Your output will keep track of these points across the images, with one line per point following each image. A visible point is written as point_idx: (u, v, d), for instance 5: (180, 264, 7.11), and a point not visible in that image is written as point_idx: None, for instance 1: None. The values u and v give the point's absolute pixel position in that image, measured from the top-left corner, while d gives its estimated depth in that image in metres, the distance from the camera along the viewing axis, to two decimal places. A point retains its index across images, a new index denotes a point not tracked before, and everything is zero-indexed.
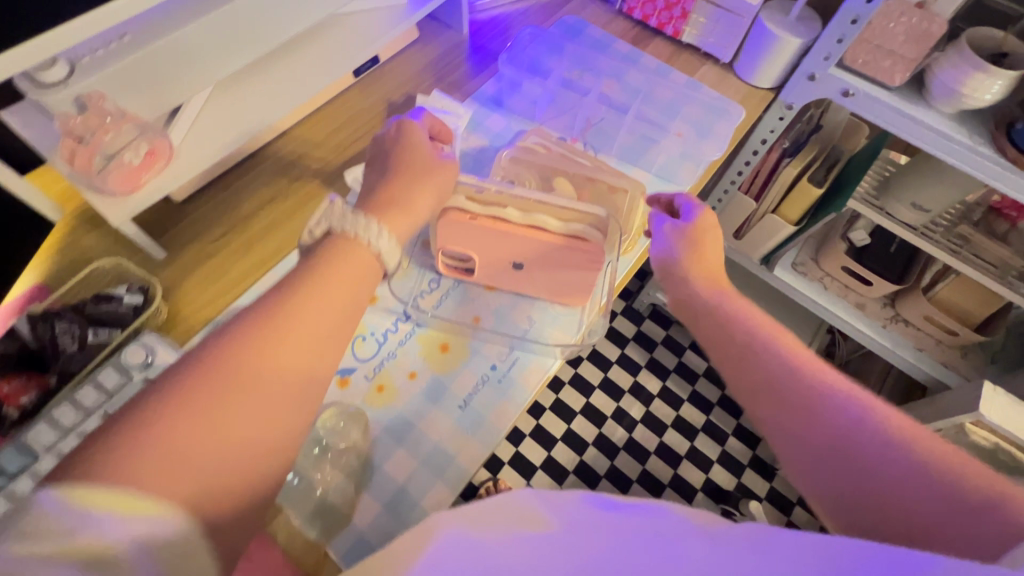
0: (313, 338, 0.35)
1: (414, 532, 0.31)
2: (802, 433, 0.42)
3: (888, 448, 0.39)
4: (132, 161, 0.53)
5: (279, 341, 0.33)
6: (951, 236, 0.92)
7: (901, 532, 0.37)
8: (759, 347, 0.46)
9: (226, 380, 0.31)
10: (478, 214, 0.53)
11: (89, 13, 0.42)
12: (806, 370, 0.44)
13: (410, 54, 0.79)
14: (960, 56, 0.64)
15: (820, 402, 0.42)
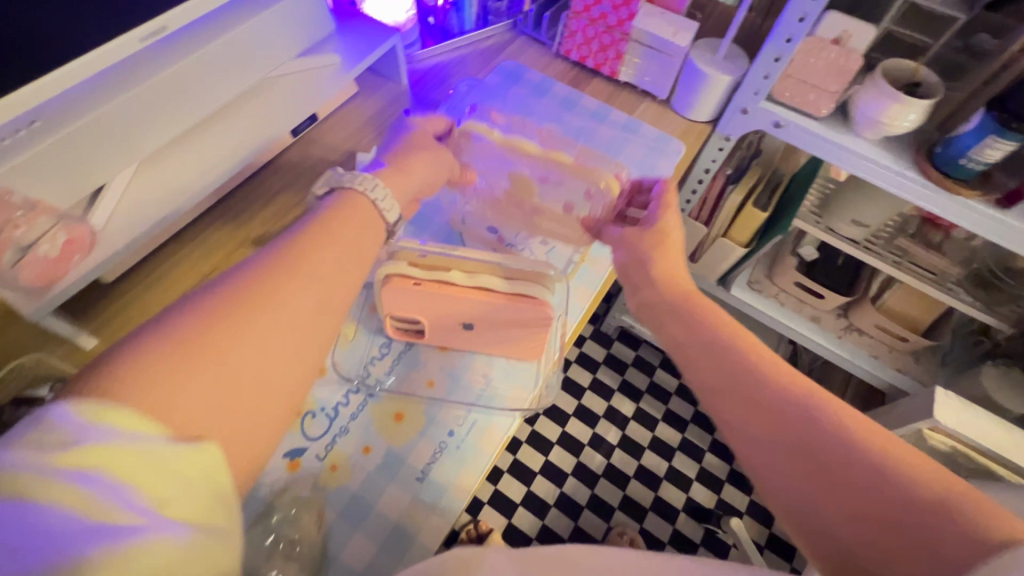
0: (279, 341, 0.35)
1: None
2: (766, 431, 0.42)
3: (850, 448, 0.39)
4: (49, 253, 0.49)
5: (242, 339, 0.34)
6: (891, 248, 0.95)
7: (869, 533, 0.36)
8: (722, 347, 0.46)
9: (200, 369, 0.31)
10: (421, 278, 0.53)
11: None
12: (775, 374, 0.43)
13: (351, 108, 0.78)
14: (877, 89, 0.68)
15: (783, 401, 0.42)
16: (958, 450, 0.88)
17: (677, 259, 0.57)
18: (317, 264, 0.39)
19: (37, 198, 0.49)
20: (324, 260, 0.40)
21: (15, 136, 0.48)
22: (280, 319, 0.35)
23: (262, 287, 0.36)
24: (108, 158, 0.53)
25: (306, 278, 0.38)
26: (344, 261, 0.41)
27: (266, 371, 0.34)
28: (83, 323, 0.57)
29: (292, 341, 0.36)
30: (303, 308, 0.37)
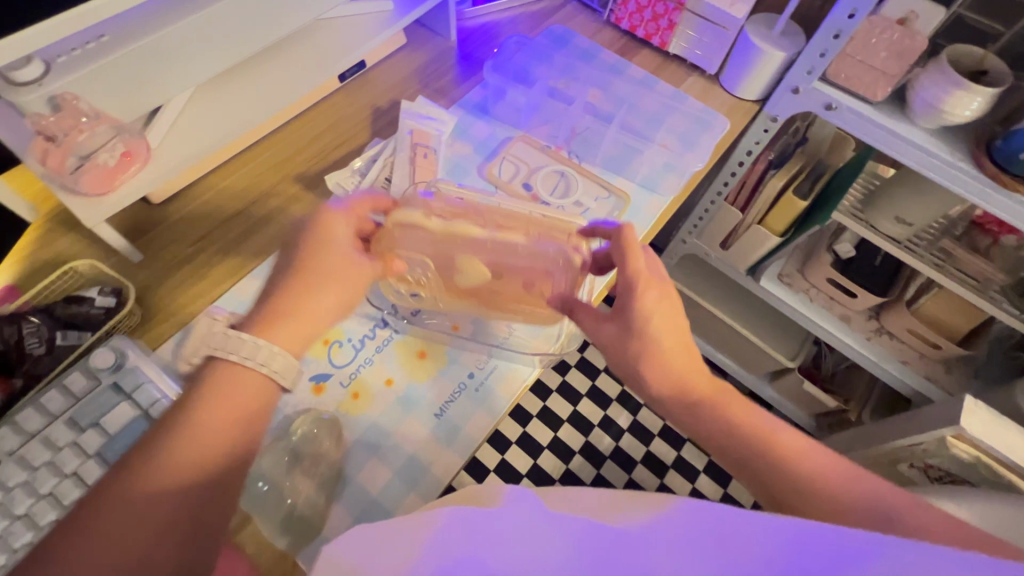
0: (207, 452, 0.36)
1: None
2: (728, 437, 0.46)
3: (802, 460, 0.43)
4: (107, 162, 0.52)
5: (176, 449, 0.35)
6: (934, 250, 0.93)
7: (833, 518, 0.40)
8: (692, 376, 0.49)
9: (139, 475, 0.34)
10: (457, 220, 0.54)
11: (66, 15, 0.41)
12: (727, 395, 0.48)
13: (397, 59, 0.79)
14: (941, 74, 0.65)
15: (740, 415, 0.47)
16: (981, 461, 0.85)
17: (679, 351, 0.49)
18: (198, 431, 0.36)
19: (102, 109, 0.51)
20: (203, 418, 0.37)
21: (86, 48, 0.51)
22: (164, 475, 0.34)
23: (190, 405, 0.37)
24: (167, 77, 0.54)
25: (187, 451, 0.35)
26: (230, 425, 0.37)
27: (135, 525, 0.33)
28: (132, 238, 0.60)
29: (176, 490, 0.34)
30: (199, 450, 0.36)
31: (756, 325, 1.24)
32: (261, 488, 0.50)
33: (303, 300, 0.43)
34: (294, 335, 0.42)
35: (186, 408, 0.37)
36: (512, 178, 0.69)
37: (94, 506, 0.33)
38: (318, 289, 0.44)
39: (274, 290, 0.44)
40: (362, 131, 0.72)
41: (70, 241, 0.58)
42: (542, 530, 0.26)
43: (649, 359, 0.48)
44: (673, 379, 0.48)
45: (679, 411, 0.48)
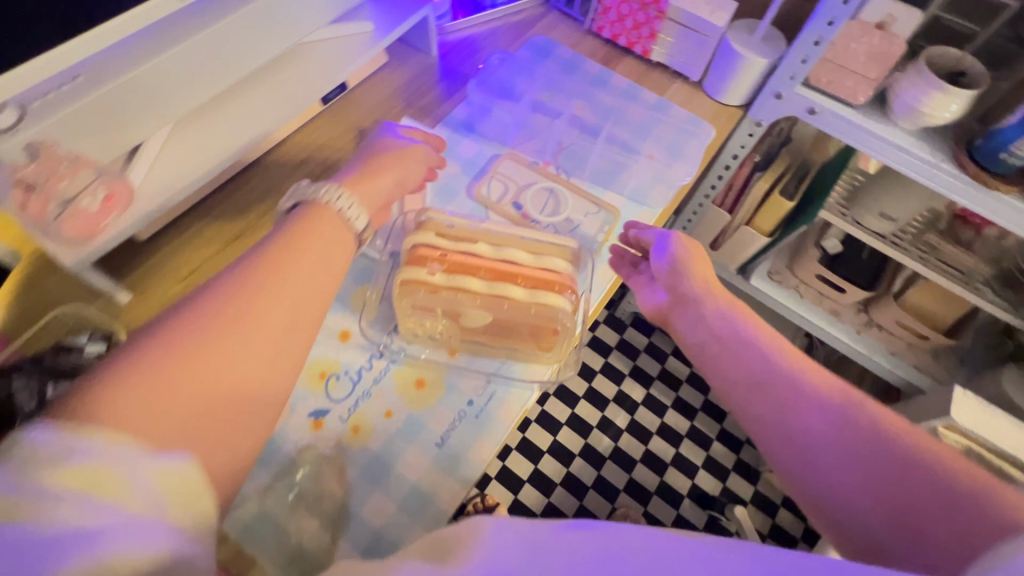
0: (284, 316, 0.35)
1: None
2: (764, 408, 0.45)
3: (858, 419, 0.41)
4: (88, 207, 0.51)
5: (270, 287, 0.35)
6: (919, 244, 0.94)
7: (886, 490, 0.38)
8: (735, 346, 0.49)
9: (209, 323, 0.32)
10: (448, 249, 0.53)
11: (28, 64, 0.40)
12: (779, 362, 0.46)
13: (380, 78, 0.78)
14: (920, 77, 0.66)
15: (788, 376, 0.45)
16: (971, 450, 0.87)
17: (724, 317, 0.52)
18: (266, 310, 0.34)
19: (80, 152, 0.50)
20: (270, 290, 0.35)
21: (61, 90, 0.50)
22: (223, 353, 0.32)
23: (249, 286, 0.35)
24: (145, 117, 0.54)
25: (248, 310, 0.34)
26: (315, 277, 0.38)
27: (221, 379, 0.31)
28: (119, 278, 0.59)
29: (261, 340, 0.34)
30: (279, 301, 0.35)
31: None
32: (266, 528, 0.50)
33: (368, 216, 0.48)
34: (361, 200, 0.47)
35: (242, 288, 0.35)
36: (502, 196, 0.69)
37: (166, 325, 0.32)
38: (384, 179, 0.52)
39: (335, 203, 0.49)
40: (348, 153, 0.71)
41: (53, 284, 0.57)
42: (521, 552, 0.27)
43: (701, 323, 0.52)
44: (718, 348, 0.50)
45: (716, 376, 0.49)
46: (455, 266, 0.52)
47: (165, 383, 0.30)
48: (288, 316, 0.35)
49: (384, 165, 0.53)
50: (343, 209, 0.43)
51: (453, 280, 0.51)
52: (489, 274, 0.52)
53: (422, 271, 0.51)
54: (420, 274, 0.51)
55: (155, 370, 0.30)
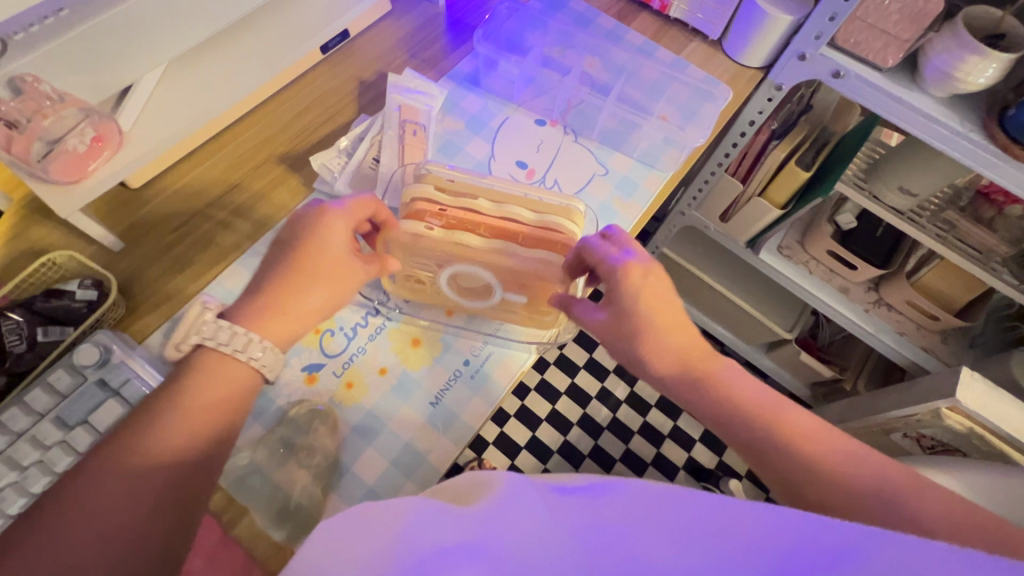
0: (219, 398, 0.37)
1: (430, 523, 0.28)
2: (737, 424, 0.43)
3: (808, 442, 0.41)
4: (77, 148, 0.50)
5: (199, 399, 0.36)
6: (937, 221, 0.91)
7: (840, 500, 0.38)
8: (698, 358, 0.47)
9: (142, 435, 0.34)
10: (447, 204, 0.51)
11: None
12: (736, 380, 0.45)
13: (383, 27, 0.75)
14: (955, 39, 0.62)
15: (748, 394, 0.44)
16: (974, 432, 0.86)
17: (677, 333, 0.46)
18: (115, 495, 0.32)
19: (68, 92, 0.47)
20: (92, 491, 0.32)
21: None
22: (94, 547, 0.31)
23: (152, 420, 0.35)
24: (136, 56, 0.50)
25: (90, 510, 0.32)
26: (289, 329, 0.41)
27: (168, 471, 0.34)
28: (111, 226, 0.57)
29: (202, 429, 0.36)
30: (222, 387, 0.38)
31: (753, 297, 1.24)
32: (257, 480, 0.50)
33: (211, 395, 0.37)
34: (280, 333, 0.41)
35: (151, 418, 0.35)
36: (507, 156, 0.68)
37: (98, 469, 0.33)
38: (306, 285, 0.42)
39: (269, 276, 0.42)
40: (348, 106, 0.69)
41: (46, 230, 0.56)
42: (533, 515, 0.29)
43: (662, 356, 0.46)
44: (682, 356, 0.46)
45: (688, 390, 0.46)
46: (454, 222, 0.50)
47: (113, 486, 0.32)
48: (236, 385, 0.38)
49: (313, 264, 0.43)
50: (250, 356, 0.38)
51: (451, 235, 0.50)
52: (489, 230, 0.51)
53: (420, 225, 0.50)
54: (417, 229, 0.49)
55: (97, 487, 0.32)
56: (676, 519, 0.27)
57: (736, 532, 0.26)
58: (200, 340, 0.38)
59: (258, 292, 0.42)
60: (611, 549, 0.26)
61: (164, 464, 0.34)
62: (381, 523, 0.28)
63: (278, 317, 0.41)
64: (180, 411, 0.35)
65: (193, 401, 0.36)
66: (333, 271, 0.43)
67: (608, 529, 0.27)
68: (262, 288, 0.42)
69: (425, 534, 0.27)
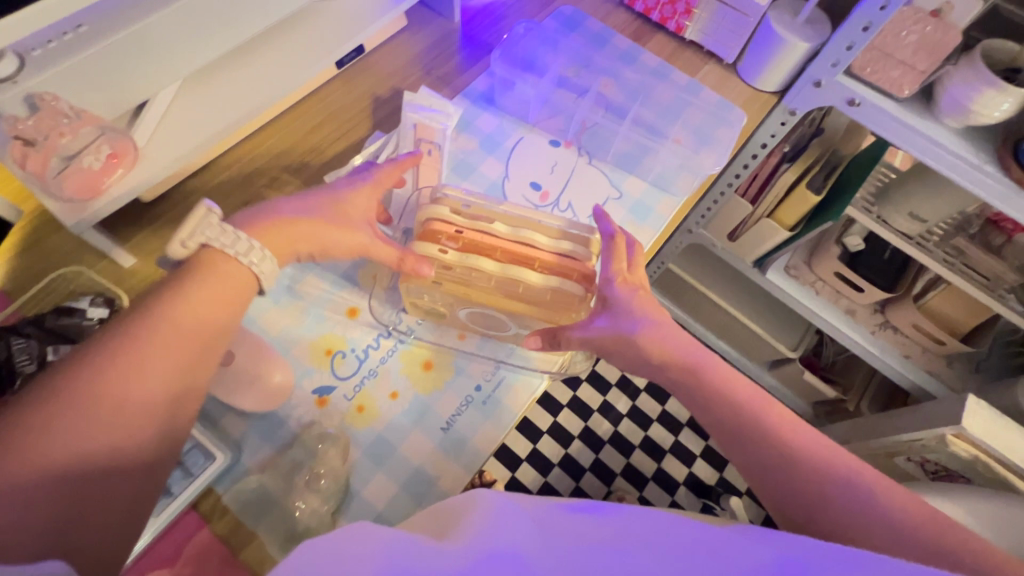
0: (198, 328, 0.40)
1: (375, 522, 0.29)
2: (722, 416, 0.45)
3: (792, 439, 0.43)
4: (92, 165, 0.49)
5: (177, 327, 0.39)
6: (946, 247, 0.91)
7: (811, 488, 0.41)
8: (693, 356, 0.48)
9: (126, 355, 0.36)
10: (463, 227, 0.50)
11: (24, 16, 0.36)
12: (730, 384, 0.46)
13: (399, 43, 0.74)
14: (972, 72, 0.62)
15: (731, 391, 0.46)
16: (978, 459, 0.85)
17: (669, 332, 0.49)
18: (132, 370, 0.36)
19: (84, 108, 0.46)
20: (114, 363, 0.36)
21: (63, 39, 0.45)
22: (111, 410, 0.35)
23: (135, 341, 0.37)
24: (154, 72, 0.49)
25: (112, 382, 0.35)
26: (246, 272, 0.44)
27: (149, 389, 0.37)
28: (123, 240, 0.57)
29: (180, 354, 0.39)
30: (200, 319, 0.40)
31: (758, 314, 1.24)
32: (264, 503, 0.49)
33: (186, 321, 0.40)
34: (274, 249, 0.46)
35: (134, 340, 0.37)
36: (521, 177, 0.67)
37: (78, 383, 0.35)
38: (307, 224, 0.47)
39: (287, 210, 0.48)
40: (363, 122, 0.69)
41: (57, 242, 0.56)
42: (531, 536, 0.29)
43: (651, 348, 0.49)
44: (662, 350, 0.48)
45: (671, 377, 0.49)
46: (469, 246, 0.50)
47: (98, 401, 0.35)
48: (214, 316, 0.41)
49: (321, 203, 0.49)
50: (250, 263, 0.43)
51: (467, 259, 0.49)
52: (504, 256, 0.50)
53: (434, 247, 0.49)
54: (430, 251, 0.49)
55: (82, 397, 0.34)
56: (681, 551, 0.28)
57: (733, 554, 0.28)
58: (204, 239, 0.43)
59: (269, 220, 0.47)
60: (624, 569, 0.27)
61: (175, 348, 0.38)
62: (372, 539, 0.28)
63: (279, 233, 0.46)
64: (189, 306, 0.40)
65: (202, 296, 0.41)
66: (335, 215, 0.49)
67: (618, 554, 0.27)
68: (277, 209, 0.48)
69: (413, 552, 0.27)
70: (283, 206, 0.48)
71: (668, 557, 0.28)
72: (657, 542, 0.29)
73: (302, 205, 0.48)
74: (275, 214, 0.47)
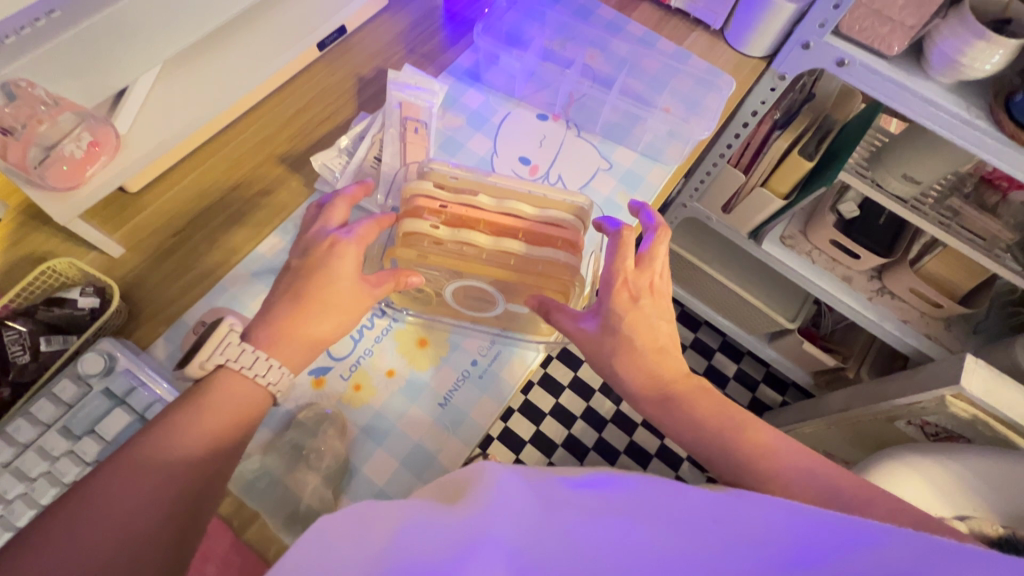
0: (222, 423, 0.40)
1: (386, 513, 0.30)
2: (698, 435, 0.47)
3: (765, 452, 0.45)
4: (74, 153, 0.49)
5: (203, 423, 0.39)
6: (941, 208, 0.90)
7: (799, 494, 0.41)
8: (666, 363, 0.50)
9: (148, 451, 0.37)
10: (446, 201, 0.50)
11: None
12: (701, 404, 0.48)
13: (380, 23, 0.73)
14: (962, 25, 0.61)
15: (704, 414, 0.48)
16: (979, 418, 0.86)
17: (645, 346, 0.49)
18: (153, 464, 0.37)
19: (62, 95, 0.46)
20: (105, 500, 0.35)
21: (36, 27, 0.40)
22: (129, 502, 0.35)
23: (155, 442, 0.38)
24: (132, 58, 0.48)
25: (104, 507, 0.35)
26: (284, 358, 0.44)
27: (167, 484, 0.37)
28: (112, 232, 0.57)
29: (201, 448, 0.39)
30: (222, 416, 0.40)
31: (754, 287, 1.23)
32: (266, 485, 0.49)
33: (207, 417, 0.40)
34: (293, 357, 0.44)
35: (155, 442, 0.38)
36: (509, 152, 0.67)
37: (100, 482, 0.36)
38: (313, 315, 0.45)
39: (276, 313, 0.45)
40: (347, 104, 0.68)
41: (46, 235, 0.55)
42: (543, 516, 0.29)
43: (613, 353, 0.49)
44: (645, 372, 0.49)
45: (646, 403, 0.50)
46: (454, 219, 0.50)
47: (118, 500, 0.35)
48: (236, 412, 0.41)
49: (327, 299, 0.45)
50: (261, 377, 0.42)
51: (456, 233, 0.48)
52: (488, 228, 0.50)
53: (425, 224, 0.48)
54: (420, 227, 0.48)
55: (103, 497, 0.35)
56: (680, 519, 0.29)
57: (738, 520, 0.28)
58: (221, 360, 0.42)
59: (268, 324, 0.45)
60: (638, 546, 0.27)
61: (171, 465, 0.37)
62: (371, 522, 0.29)
63: (293, 344, 0.44)
64: (199, 422, 0.39)
65: (217, 401, 0.41)
66: (343, 301, 0.46)
67: (629, 528, 0.28)
68: (275, 315, 0.45)
69: (419, 535, 0.27)
70: (272, 305, 0.46)
71: (667, 524, 0.28)
72: (661, 513, 0.29)
73: (297, 298, 0.45)
74: (271, 320, 0.45)
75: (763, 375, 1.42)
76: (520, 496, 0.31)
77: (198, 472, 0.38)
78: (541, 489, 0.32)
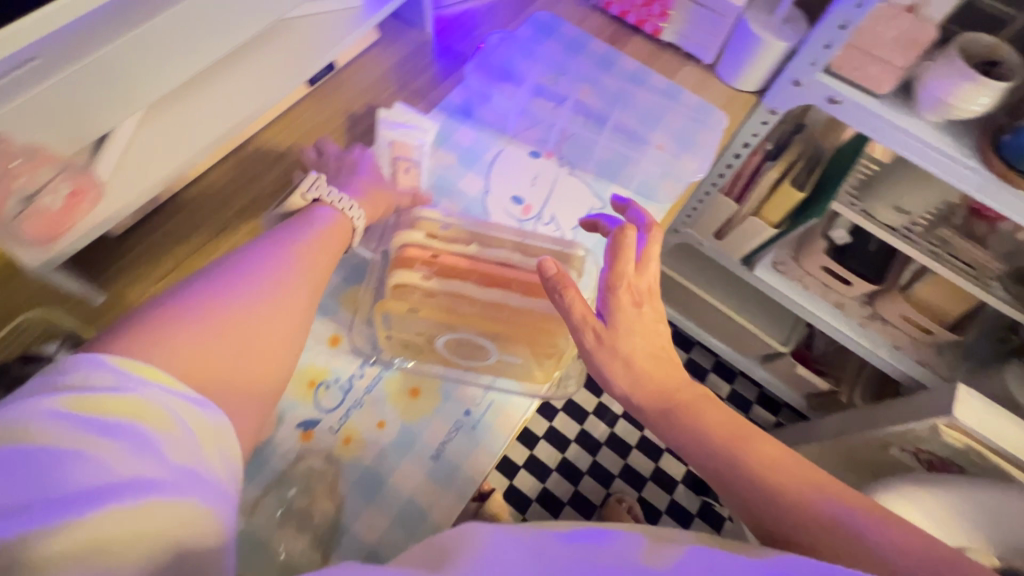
0: (297, 301, 0.44)
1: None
2: (705, 445, 0.43)
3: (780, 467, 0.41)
4: (52, 205, 0.46)
5: (283, 289, 0.43)
6: (931, 237, 0.91)
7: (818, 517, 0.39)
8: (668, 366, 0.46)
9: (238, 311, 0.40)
10: (438, 250, 0.49)
11: None
12: (708, 413, 0.44)
13: (371, 58, 0.73)
14: (949, 67, 0.62)
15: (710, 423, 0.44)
16: (971, 448, 0.85)
17: (648, 354, 0.45)
18: (245, 314, 0.40)
19: (40, 145, 0.44)
20: (190, 341, 0.36)
21: None
22: (221, 338, 0.38)
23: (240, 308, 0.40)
24: (112, 105, 0.47)
25: (196, 338, 0.37)
26: (332, 249, 0.49)
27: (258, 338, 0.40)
28: (93, 278, 0.55)
29: (285, 314, 0.42)
30: (298, 291, 0.44)
31: (747, 311, 1.24)
32: (251, 546, 0.47)
33: (287, 290, 0.44)
34: (193, 367, 0.36)
35: (238, 314, 0.40)
36: (501, 191, 0.66)
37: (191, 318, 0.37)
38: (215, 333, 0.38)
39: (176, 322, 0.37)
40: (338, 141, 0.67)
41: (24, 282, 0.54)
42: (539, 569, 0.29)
43: (616, 363, 0.45)
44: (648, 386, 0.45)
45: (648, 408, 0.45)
46: (446, 270, 0.48)
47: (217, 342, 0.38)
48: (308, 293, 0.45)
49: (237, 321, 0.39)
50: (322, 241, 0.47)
51: (449, 285, 0.48)
52: (481, 278, 0.49)
53: (412, 274, 0.48)
54: (410, 279, 0.48)
55: (204, 334, 0.37)
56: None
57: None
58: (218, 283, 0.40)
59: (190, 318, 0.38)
60: None
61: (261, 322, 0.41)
62: None
63: (194, 359, 0.36)
64: (280, 289, 0.43)
65: (292, 272, 0.45)
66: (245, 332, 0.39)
67: None
68: (174, 325, 0.37)
69: None
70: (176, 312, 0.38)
71: None
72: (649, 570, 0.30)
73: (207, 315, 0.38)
74: (173, 332, 0.36)
75: (757, 397, 1.42)
76: (515, 548, 0.30)
77: (277, 346, 0.41)
78: (533, 537, 0.32)
